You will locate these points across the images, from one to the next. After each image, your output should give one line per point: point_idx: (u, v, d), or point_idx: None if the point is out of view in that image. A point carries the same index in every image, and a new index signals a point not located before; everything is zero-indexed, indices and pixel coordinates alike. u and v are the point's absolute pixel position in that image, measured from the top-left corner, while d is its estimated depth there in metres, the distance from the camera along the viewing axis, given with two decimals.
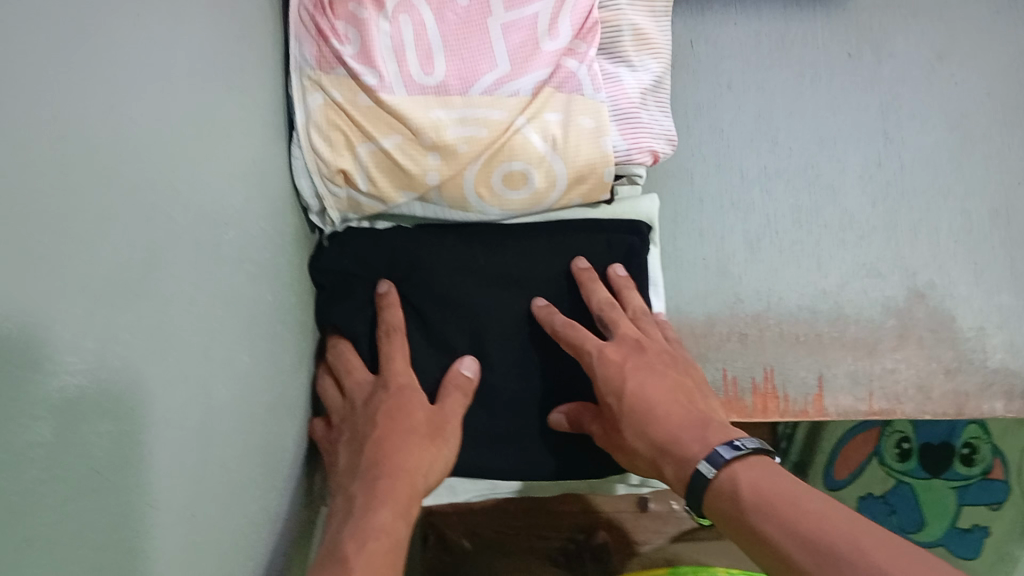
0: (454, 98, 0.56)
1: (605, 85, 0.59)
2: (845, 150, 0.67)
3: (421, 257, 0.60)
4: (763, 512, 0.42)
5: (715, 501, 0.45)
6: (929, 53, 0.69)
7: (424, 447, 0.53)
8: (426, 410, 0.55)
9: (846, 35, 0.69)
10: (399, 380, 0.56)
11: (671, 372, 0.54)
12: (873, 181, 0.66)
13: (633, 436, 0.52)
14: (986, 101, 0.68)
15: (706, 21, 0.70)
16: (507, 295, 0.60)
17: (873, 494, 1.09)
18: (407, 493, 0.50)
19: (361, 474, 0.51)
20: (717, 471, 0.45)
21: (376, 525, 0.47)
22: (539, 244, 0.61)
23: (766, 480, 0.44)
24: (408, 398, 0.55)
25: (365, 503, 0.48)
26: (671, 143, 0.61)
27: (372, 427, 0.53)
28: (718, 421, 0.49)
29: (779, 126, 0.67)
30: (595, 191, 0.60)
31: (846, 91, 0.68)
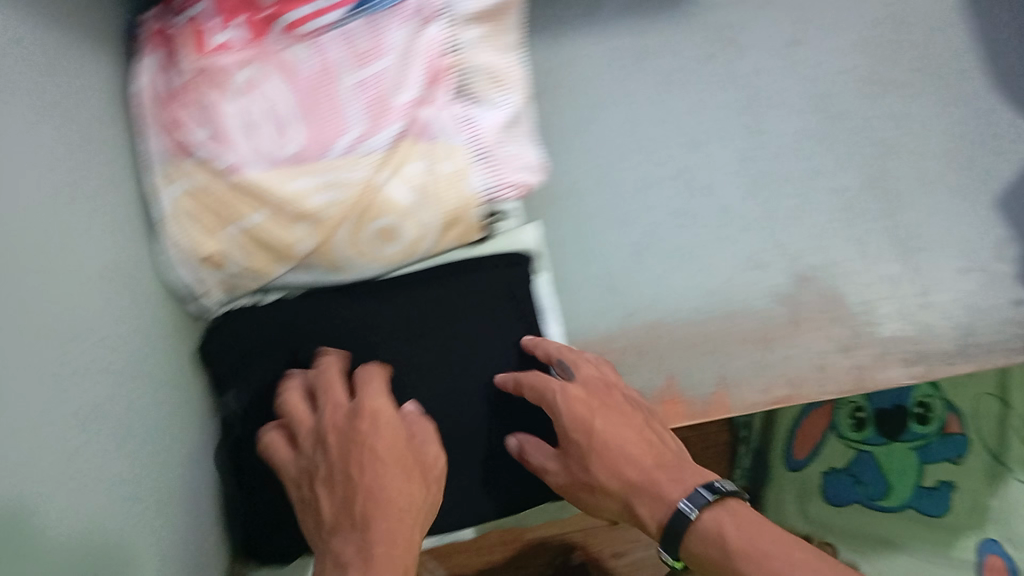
0: (313, 164, 0.55)
1: (462, 128, 0.59)
2: (719, 145, 0.67)
3: (319, 321, 0.59)
4: (749, 555, 0.47)
5: (698, 551, 0.49)
6: (783, 36, 0.69)
7: (413, 492, 0.48)
8: (404, 446, 0.50)
9: (706, 29, 0.69)
10: (373, 413, 0.49)
11: (631, 413, 0.56)
12: (744, 172, 0.67)
13: (605, 475, 0.53)
14: (845, 74, 0.68)
15: (565, 33, 0.69)
16: (415, 342, 0.59)
17: (834, 469, 1.04)
18: (407, 550, 0.46)
19: (347, 533, 0.46)
20: (699, 512, 0.49)
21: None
22: (430, 288, 0.61)
23: (747, 530, 0.48)
24: (387, 438, 0.49)
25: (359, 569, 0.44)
26: (537, 172, 0.62)
27: (350, 477, 0.47)
28: (690, 469, 0.53)
29: (650, 134, 0.68)
30: (468, 232, 0.60)
31: (711, 86, 0.68)
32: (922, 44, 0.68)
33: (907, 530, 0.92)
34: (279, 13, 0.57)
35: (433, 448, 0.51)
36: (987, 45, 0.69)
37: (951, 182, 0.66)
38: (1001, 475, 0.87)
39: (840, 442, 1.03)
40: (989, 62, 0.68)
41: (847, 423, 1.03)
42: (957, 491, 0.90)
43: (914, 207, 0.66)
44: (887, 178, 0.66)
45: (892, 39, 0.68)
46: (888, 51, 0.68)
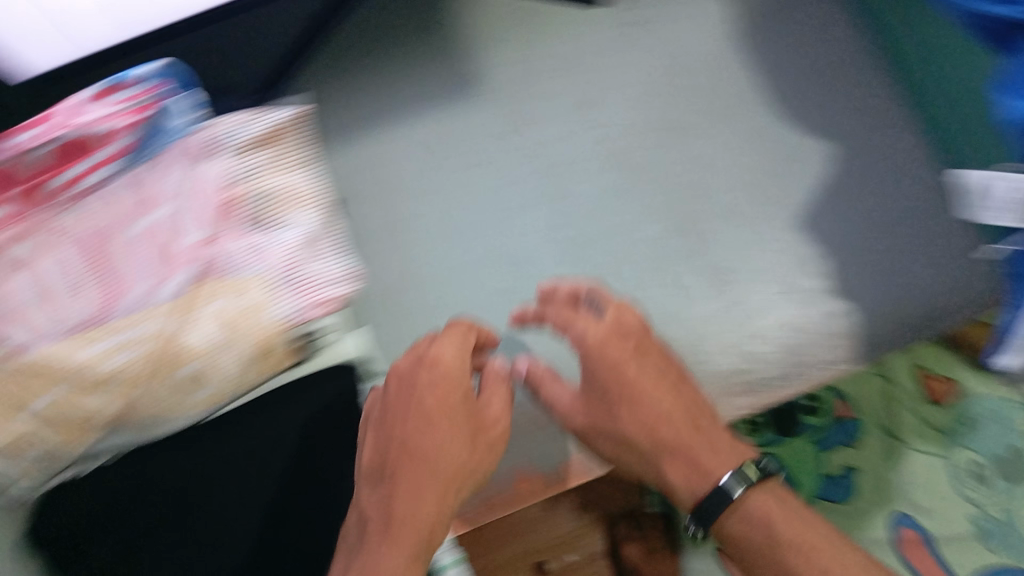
0: (102, 330, 0.53)
1: (257, 258, 0.56)
2: (526, 213, 0.65)
3: (153, 472, 0.55)
4: (806, 540, 0.49)
5: (743, 533, 0.51)
6: (572, 98, 0.68)
7: (451, 460, 0.50)
8: (457, 404, 0.52)
9: (494, 103, 0.67)
10: (449, 373, 0.52)
11: (653, 362, 0.54)
12: (556, 238, 0.65)
13: (630, 429, 0.54)
14: (637, 126, 0.67)
15: (353, 129, 0.66)
16: (257, 476, 0.56)
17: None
18: (433, 498, 0.49)
19: (370, 494, 0.50)
20: (745, 492, 0.51)
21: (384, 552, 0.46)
22: (262, 416, 0.58)
23: (793, 519, 0.50)
24: (431, 397, 0.51)
25: (378, 532, 0.47)
26: (348, 284, 0.59)
27: (390, 443, 0.50)
28: (716, 437, 0.53)
29: (456, 216, 0.65)
30: (284, 359, 0.57)
31: (508, 157, 0.66)
32: (703, 81, 0.68)
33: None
34: (40, 180, 0.53)
35: (495, 404, 0.54)
36: (769, 67, 0.68)
37: (755, 211, 0.65)
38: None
39: None
40: (774, 85, 0.67)
41: None
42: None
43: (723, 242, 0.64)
44: (692, 220, 0.65)
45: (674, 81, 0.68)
46: (674, 95, 0.68)
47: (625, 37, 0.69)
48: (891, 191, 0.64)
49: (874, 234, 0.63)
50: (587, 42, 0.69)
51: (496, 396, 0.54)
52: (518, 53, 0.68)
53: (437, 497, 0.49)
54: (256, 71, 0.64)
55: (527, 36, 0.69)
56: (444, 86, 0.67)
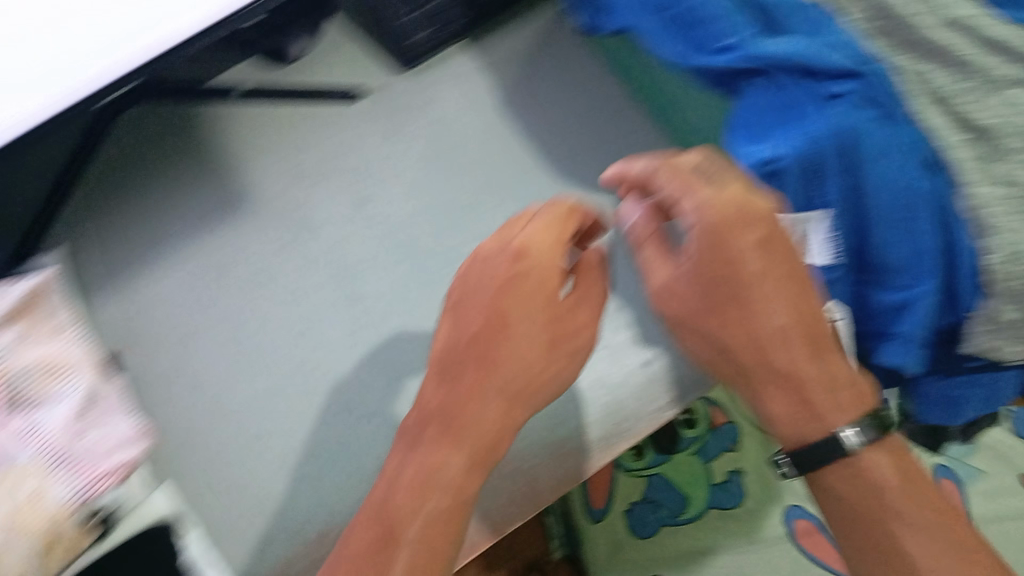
0: None
1: (28, 443, 0.52)
2: (325, 324, 0.63)
3: None
4: (887, 508, 0.46)
5: (825, 490, 0.49)
6: (346, 200, 0.67)
7: (522, 376, 0.47)
8: (546, 298, 0.47)
9: (272, 219, 0.66)
10: (513, 274, 0.47)
11: (767, 282, 0.44)
12: (358, 344, 0.63)
13: (691, 342, 0.49)
14: (416, 215, 0.66)
15: (130, 275, 0.64)
16: None
17: (636, 501, 1.05)
18: (461, 457, 0.47)
19: (434, 396, 0.48)
20: (861, 442, 0.47)
21: (400, 525, 0.45)
22: None
23: (902, 480, 0.47)
24: (515, 300, 0.47)
25: (372, 520, 0.46)
26: (135, 443, 0.54)
27: (451, 354, 0.48)
28: (823, 346, 0.47)
29: (253, 343, 0.63)
30: (78, 542, 0.52)
31: (299, 272, 0.65)
32: (476, 161, 0.67)
33: (713, 527, 1.02)
34: None
35: (584, 291, 0.49)
36: (538, 134, 0.68)
37: None
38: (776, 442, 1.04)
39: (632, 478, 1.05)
40: (546, 151, 0.67)
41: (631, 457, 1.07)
42: (745, 474, 1.03)
43: None
44: None
45: (449, 165, 0.67)
46: (449, 176, 0.67)
47: (388, 128, 0.68)
48: None
49: None
50: (354, 141, 0.68)
51: (587, 258, 0.50)
52: (288, 164, 0.67)
53: (494, 427, 0.47)
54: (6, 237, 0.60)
55: (297, 144, 0.68)
56: (213, 216, 0.66)
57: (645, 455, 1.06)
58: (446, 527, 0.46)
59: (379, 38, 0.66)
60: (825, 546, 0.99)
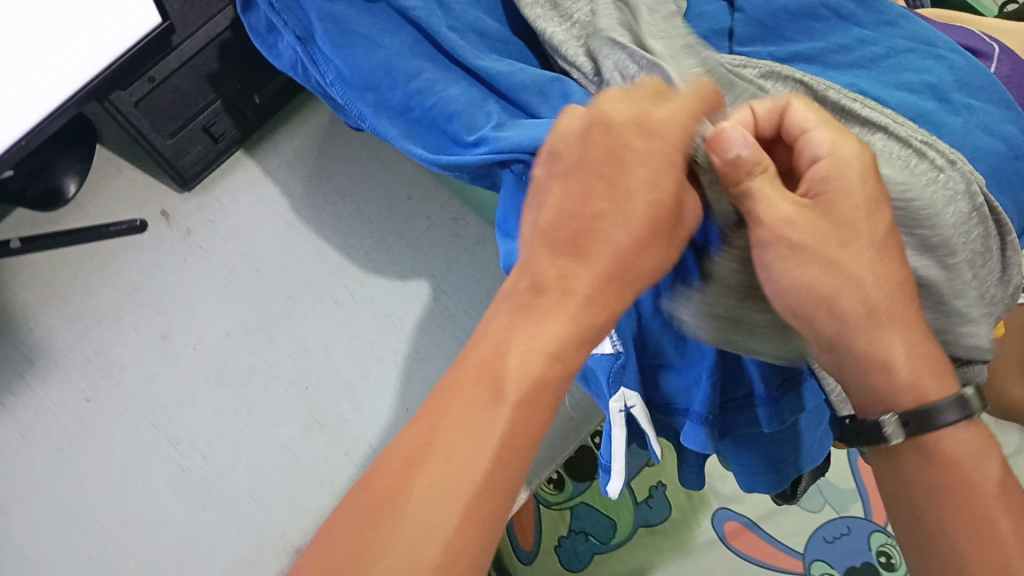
0: None
1: None
2: (148, 474, 0.61)
3: None
4: (975, 499, 0.41)
5: (909, 471, 0.43)
6: (155, 333, 0.66)
7: (646, 221, 0.39)
8: (673, 175, 0.40)
9: (73, 374, 0.65)
10: (639, 138, 0.40)
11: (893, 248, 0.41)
12: (188, 485, 0.60)
13: (817, 280, 0.41)
14: (229, 338, 0.65)
15: None
16: None
17: (565, 535, 0.94)
18: (557, 329, 0.37)
19: (550, 263, 0.39)
20: (961, 416, 0.41)
21: (501, 371, 0.36)
22: None
23: (989, 464, 0.41)
24: (638, 161, 0.40)
25: (438, 399, 0.36)
26: None
27: (562, 237, 0.39)
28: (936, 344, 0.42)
29: (70, 510, 0.60)
30: None
31: (110, 423, 0.63)
32: (285, 273, 0.67)
33: (643, 547, 0.93)
34: None
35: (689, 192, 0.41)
36: (345, 234, 0.68)
37: (379, 378, 0.63)
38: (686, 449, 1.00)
39: (553, 510, 0.96)
40: (356, 251, 0.67)
41: (548, 488, 0.97)
42: (669, 485, 0.95)
43: (359, 420, 0.61)
44: (319, 412, 0.62)
45: (260, 283, 0.67)
46: (258, 293, 0.67)
47: (186, 253, 0.69)
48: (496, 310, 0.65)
49: None
50: (150, 269, 0.68)
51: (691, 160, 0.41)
52: (88, 314, 0.67)
53: (583, 296, 0.38)
54: None
55: (92, 284, 0.68)
56: (19, 371, 0.65)
57: (564, 486, 0.97)
58: (533, 416, 0.36)
59: (154, 172, 0.72)
60: (759, 545, 0.93)
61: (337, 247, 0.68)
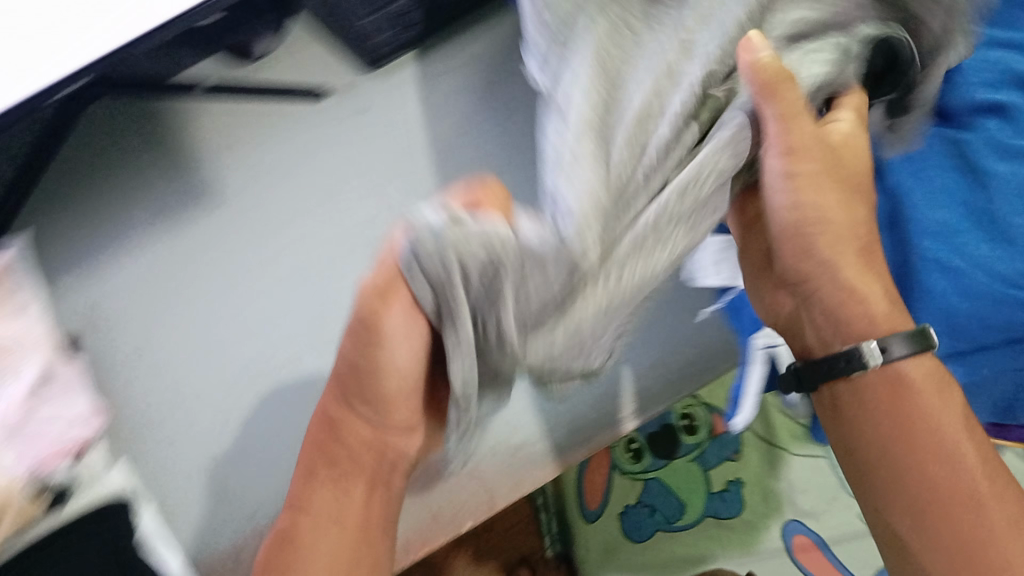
0: None
1: None
2: (281, 323, 0.66)
3: None
4: (929, 432, 0.52)
5: (875, 419, 0.54)
6: (312, 196, 0.70)
7: (385, 387, 0.52)
8: (373, 341, 0.49)
9: (230, 214, 0.68)
10: (387, 317, 0.47)
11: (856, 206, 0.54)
12: (317, 341, 0.66)
13: (830, 207, 0.53)
14: (379, 217, 0.70)
15: (91, 261, 0.66)
16: None
17: (631, 504, 1.05)
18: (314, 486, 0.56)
19: (311, 459, 0.57)
20: (899, 356, 0.53)
21: (310, 491, 0.56)
22: None
23: (941, 399, 0.53)
24: (349, 350, 0.51)
25: (286, 516, 0.56)
26: (90, 421, 0.60)
27: (340, 371, 0.53)
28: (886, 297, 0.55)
29: (209, 337, 0.66)
30: (25, 511, 0.57)
31: (254, 268, 0.67)
32: (442, 171, 0.71)
33: (708, 537, 1.02)
34: None
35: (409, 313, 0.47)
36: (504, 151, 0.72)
37: None
38: (782, 456, 1.03)
39: (625, 478, 1.06)
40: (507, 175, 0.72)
41: (626, 457, 1.07)
42: (745, 483, 1.03)
43: None
44: None
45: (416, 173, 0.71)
46: (411, 183, 0.71)
47: (354, 127, 0.72)
48: None
49: None
50: (320, 135, 0.71)
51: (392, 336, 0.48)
52: (254, 160, 0.70)
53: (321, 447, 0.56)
54: None
55: (263, 137, 0.71)
56: (176, 201, 0.68)
57: (643, 459, 1.07)
58: (356, 502, 0.56)
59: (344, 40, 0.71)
60: (824, 564, 0.98)
61: (494, 166, 0.72)
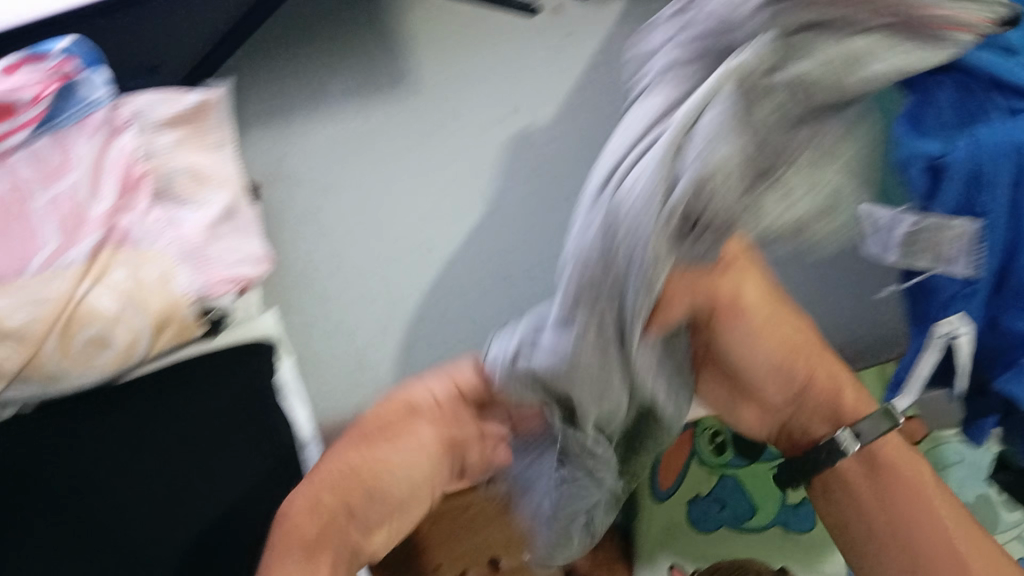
0: (8, 283, 0.56)
1: (166, 233, 0.59)
2: (448, 219, 0.68)
3: (104, 472, 0.57)
4: (886, 524, 0.51)
5: (851, 501, 0.53)
6: (506, 103, 0.70)
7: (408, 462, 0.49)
8: (407, 423, 0.50)
9: (426, 105, 0.69)
10: (414, 415, 0.50)
11: (807, 369, 0.55)
12: (478, 244, 0.68)
13: (757, 353, 0.54)
14: (564, 137, 0.70)
15: (289, 118, 0.69)
16: (247, 442, 0.60)
17: None
18: (319, 542, 0.46)
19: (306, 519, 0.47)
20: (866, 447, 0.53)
21: (302, 536, 0.46)
22: (179, 390, 0.60)
23: (910, 464, 0.53)
24: (399, 430, 0.50)
25: (290, 547, 0.46)
26: (262, 263, 0.62)
27: (343, 456, 0.49)
28: (848, 382, 0.55)
29: (380, 215, 0.68)
30: (187, 330, 0.60)
31: (435, 161, 0.69)
32: None
33: None
34: None
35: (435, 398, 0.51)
36: None
37: None
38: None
39: None
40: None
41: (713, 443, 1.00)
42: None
43: None
44: None
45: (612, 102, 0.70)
46: (603, 110, 0.70)
47: (563, 47, 0.71)
48: None
49: None
50: (527, 49, 0.71)
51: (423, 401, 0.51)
52: (458, 59, 0.70)
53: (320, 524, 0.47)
54: (193, 51, 0.65)
55: (472, 40, 0.71)
56: (379, 81, 0.70)
57: None
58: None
59: None
60: None
61: None
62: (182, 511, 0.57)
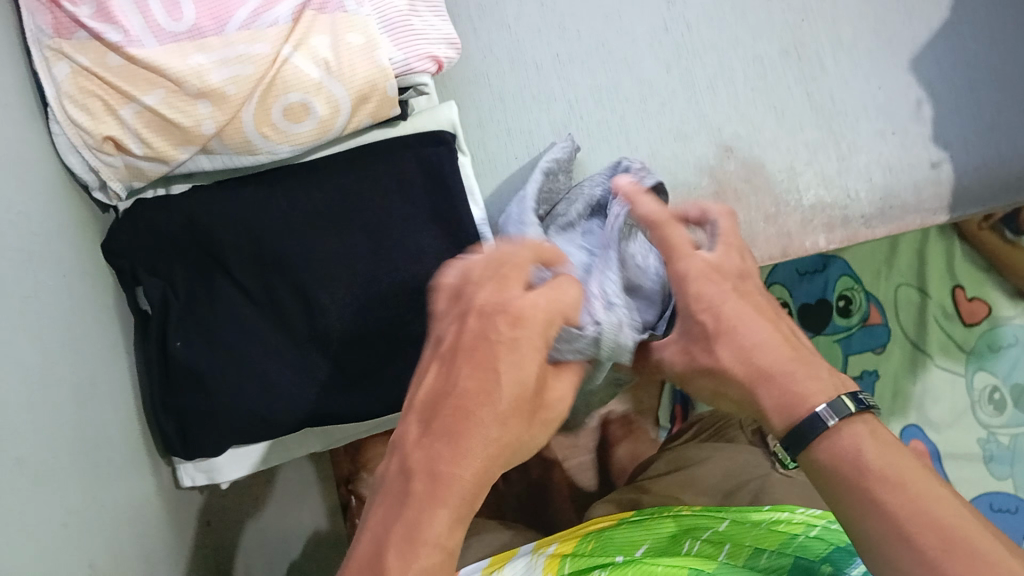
0: (211, 40, 0.52)
1: (370, 2, 0.56)
2: (633, 18, 0.65)
3: (289, 244, 0.57)
4: (856, 525, 0.41)
5: (822, 462, 0.44)
6: None
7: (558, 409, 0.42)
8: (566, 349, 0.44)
9: None
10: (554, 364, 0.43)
11: (754, 381, 0.46)
12: (664, 45, 0.65)
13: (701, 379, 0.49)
14: None
15: None
16: (435, 230, 0.60)
17: None
18: (448, 509, 0.38)
19: (430, 473, 0.38)
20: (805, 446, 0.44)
21: (422, 513, 0.38)
22: (364, 169, 0.59)
23: (853, 474, 0.42)
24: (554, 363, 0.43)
25: (400, 535, 0.38)
26: (452, 48, 0.60)
27: (491, 402, 0.38)
28: (832, 382, 0.45)
29: (564, 10, 0.65)
30: (383, 108, 0.58)
31: None
32: None
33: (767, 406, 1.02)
34: None
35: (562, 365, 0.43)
36: None
37: (867, 49, 0.65)
38: (924, 362, 1.06)
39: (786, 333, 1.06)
40: None
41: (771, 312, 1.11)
42: (881, 376, 1.06)
43: (833, 73, 0.65)
44: (803, 46, 0.65)
45: None
46: None
47: None
48: (1012, 35, 0.65)
49: (982, 84, 0.65)
50: None
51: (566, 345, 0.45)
52: None
53: (453, 484, 0.38)
54: None
55: None
56: None
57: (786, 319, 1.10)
58: (460, 529, 0.39)
59: None
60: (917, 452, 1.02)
61: None
62: (374, 295, 0.58)
